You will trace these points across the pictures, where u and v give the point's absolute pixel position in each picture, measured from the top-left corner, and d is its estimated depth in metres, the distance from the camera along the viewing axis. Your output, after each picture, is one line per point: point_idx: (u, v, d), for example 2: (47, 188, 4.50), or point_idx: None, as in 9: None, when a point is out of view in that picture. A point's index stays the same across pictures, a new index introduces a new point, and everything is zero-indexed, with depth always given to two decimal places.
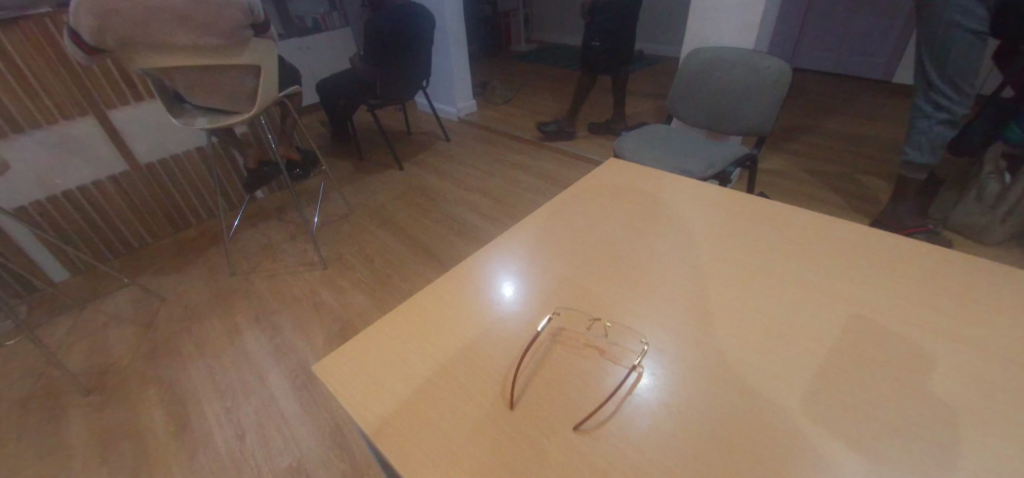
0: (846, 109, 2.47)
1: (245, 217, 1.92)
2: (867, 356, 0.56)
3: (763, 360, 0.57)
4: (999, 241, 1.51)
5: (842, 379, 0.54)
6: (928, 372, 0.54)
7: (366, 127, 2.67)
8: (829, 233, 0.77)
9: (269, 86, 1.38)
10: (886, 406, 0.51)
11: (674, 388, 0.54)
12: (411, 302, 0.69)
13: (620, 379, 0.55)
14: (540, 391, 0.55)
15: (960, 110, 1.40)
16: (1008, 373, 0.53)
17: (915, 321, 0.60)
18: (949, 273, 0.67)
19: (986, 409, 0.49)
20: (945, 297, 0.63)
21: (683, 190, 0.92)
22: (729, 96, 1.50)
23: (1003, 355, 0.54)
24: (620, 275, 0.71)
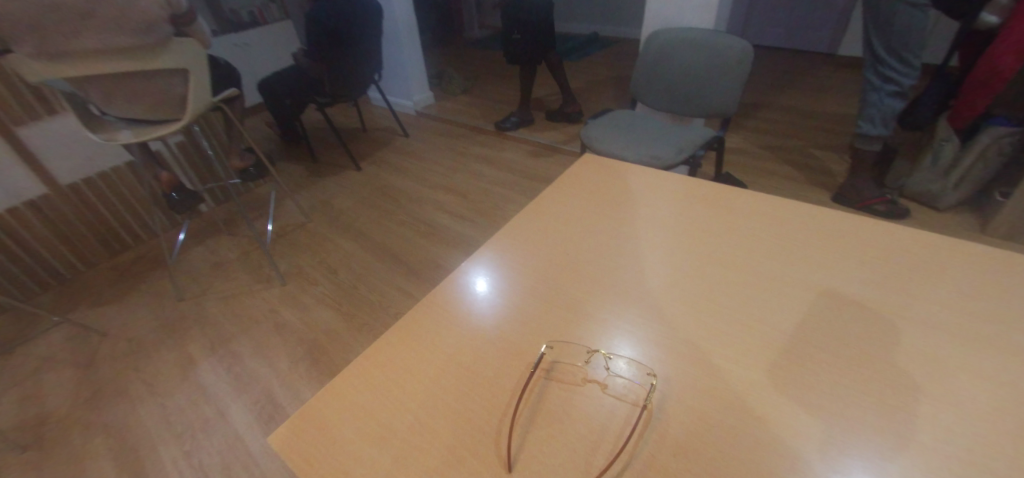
0: (798, 84, 2.52)
1: (190, 234, 1.77)
2: (880, 362, 0.53)
3: (776, 379, 0.52)
4: (951, 205, 1.57)
5: (861, 393, 0.50)
6: (938, 371, 0.51)
7: (317, 127, 2.51)
8: (820, 222, 0.74)
9: (201, 91, 1.24)
10: (911, 419, 0.47)
11: (686, 423, 0.49)
12: (384, 344, 0.61)
13: (629, 421, 0.50)
14: (541, 443, 0.49)
15: (908, 81, 1.42)
16: (1008, 363, 0.51)
17: (905, 310, 0.58)
18: (932, 254, 0.66)
19: (995, 409, 0.47)
20: (932, 280, 0.61)
21: (664, 184, 0.87)
22: (692, 78, 1.47)
23: (1001, 345, 0.53)
24: (611, 289, 0.65)
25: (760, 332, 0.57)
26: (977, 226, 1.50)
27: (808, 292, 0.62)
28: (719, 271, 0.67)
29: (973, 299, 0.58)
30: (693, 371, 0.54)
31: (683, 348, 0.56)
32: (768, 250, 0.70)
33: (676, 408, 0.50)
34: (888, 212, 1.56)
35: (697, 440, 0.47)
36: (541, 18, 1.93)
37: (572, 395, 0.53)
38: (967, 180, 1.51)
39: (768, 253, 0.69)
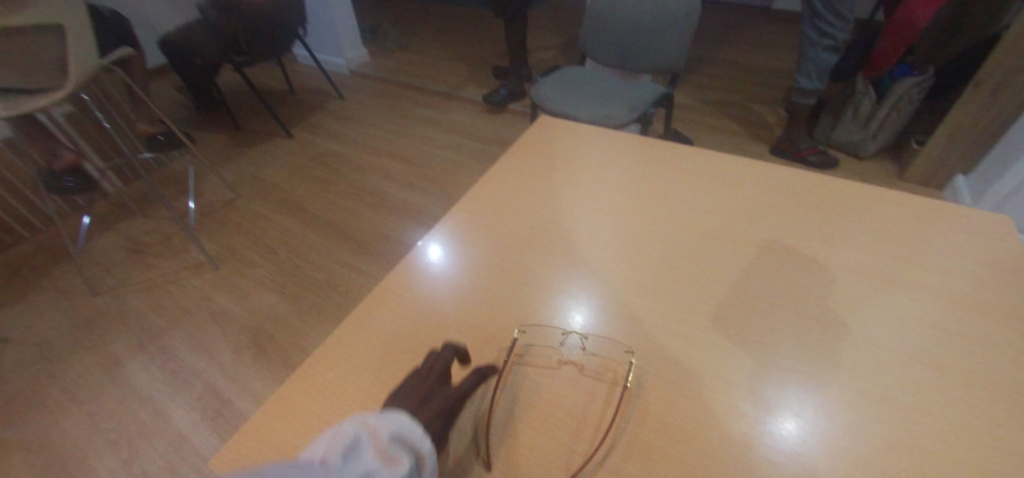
0: (735, 37, 2.57)
1: (96, 218, 1.56)
2: (824, 321, 0.58)
3: (736, 344, 0.56)
4: (872, 154, 1.69)
5: (809, 350, 0.55)
6: (875, 326, 0.57)
7: (237, 90, 2.25)
8: (765, 184, 0.78)
9: (85, 52, 1.04)
10: (854, 372, 0.53)
11: (661, 394, 0.52)
12: (340, 340, 0.57)
13: (610, 399, 0.52)
14: (526, 431, 0.50)
15: (842, 36, 1.47)
16: (930, 314, 0.58)
17: (841, 271, 0.64)
18: (861, 214, 0.72)
19: (922, 358, 0.54)
20: (863, 241, 0.67)
21: (615, 154, 0.88)
22: (640, 33, 1.44)
23: (924, 298, 0.60)
24: (574, 266, 0.66)
25: (709, 299, 0.61)
26: (894, 173, 1.63)
27: (753, 257, 0.66)
28: (669, 239, 0.70)
29: (897, 258, 0.65)
30: (650, 342, 0.57)
31: (640, 319, 0.59)
32: (714, 216, 0.73)
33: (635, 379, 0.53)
34: (820, 163, 1.65)
35: (656, 407, 0.51)
36: None
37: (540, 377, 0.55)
38: (886, 131, 1.61)
39: (715, 220, 0.72)
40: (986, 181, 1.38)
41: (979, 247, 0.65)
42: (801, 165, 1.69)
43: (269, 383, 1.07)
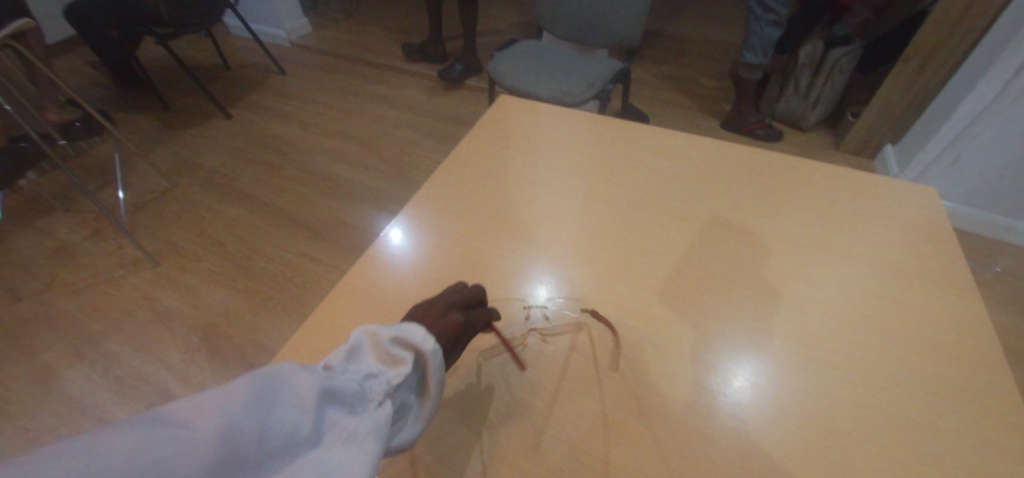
0: (684, 10, 2.60)
1: (6, 214, 1.39)
2: (767, 289, 0.63)
3: (689, 315, 0.60)
4: (812, 125, 1.78)
5: (751, 317, 0.60)
6: (811, 293, 0.62)
7: (163, 64, 2.05)
8: (712, 163, 0.82)
9: None
10: (793, 334, 0.58)
11: (622, 366, 0.56)
12: (311, 340, 0.58)
13: (577, 375, 0.55)
14: (497, 413, 0.52)
15: (784, 10, 1.50)
16: (863, 280, 0.63)
17: (781, 244, 0.69)
18: (803, 189, 0.77)
19: (856, 318, 0.59)
20: (803, 216, 0.72)
21: (569, 138, 0.90)
22: (596, 6, 1.42)
23: (858, 265, 0.65)
24: (533, 247, 0.69)
25: (656, 271, 0.65)
26: (831, 144, 1.74)
27: (696, 231, 0.71)
28: (620, 217, 0.74)
29: (835, 232, 0.70)
30: (601, 317, 0.61)
31: (593, 295, 0.63)
32: (664, 192, 0.77)
33: (586, 352, 0.57)
34: (764, 136, 1.72)
35: (605, 378, 0.55)
36: None
37: (500, 363, 0.56)
38: (824, 102, 1.70)
39: (663, 196, 0.76)
40: (910, 149, 1.49)
41: (912, 221, 0.71)
42: (748, 138, 1.76)
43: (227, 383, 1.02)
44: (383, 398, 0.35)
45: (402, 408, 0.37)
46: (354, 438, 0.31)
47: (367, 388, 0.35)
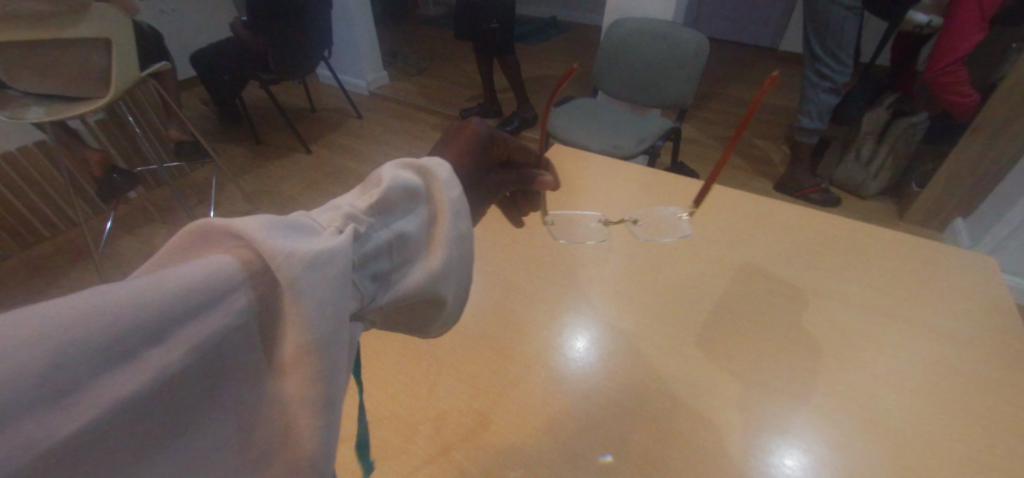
0: (742, 76, 2.66)
1: (116, 223, 1.59)
2: (795, 342, 0.66)
3: (713, 359, 0.64)
4: (874, 194, 1.72)
5: (776, 367, 0.63)
6: (842, 353, 0.64)
7: (261, 105, 2.33)
8: (754, 220, 0.86)
9: (128, 65, 1.03)
10: (818, 390, 0.60)
11: (644, 400, 0.61)
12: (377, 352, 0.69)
13: (602, 402, 0.61)
14: (527, 431, 0.59)
15: (841, 79, 1.53)
16: (903, 347, 0.64)
17: (828, 305, 0.70)
18: (847, 253, 0.78)
19: (890, 383, 0.60)
20: (843, 278, 0.74)
21: (616, 187, 0.96)
22: (651, 70, 1.51)
23: (897, 332, 0.66)
24: (571, 286, 0.77)
25: (698, 320, 0.70)
26: (896, 213, 1.67)
27: (734, 283, 0.75)
28: (663, 265, 0.79)
29: (884, 300, 0.70)
30: (643, 357, 0.65)
31: (628, 333, 0.69)
32: (701, 244, 0.83)
33: (623, 389, 0.62)
34: (822, 202, 1.69)
35: (641, 415, 0.59)
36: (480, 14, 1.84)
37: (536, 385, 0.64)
38: (886, 172, 1.66)
39: (702, 249, 0.81)
40: (984, 226, 1.42)
41: (964, 298, 0.70)
42: (804, 202, 1.73)
43: None
44: (365, 231, 0.31)
45: (388, 252, 0.32)
46: (325, 251, 0.26)
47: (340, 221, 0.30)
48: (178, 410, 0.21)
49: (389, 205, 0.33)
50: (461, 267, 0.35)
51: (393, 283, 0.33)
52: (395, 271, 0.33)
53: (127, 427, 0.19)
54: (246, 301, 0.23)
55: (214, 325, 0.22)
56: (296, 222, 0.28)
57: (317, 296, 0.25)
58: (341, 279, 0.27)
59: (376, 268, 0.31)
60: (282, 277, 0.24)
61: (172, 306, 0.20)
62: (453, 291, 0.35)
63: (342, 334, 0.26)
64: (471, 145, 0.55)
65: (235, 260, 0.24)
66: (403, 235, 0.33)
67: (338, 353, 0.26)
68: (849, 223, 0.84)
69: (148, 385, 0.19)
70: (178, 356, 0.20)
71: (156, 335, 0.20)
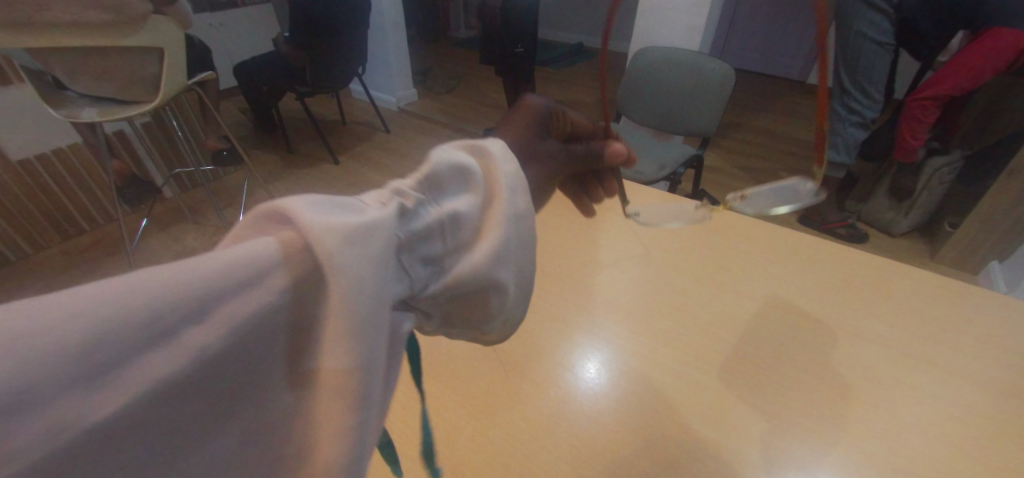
0: (769, 108, 2.65)
1: (152, 221, 1.66)
2: (812, 377, 0.65)
3: (729, 388, 0.64)
4: (904, 231, 1.68)
5: (791, 400, 0.62)
6: (861, 393, 0.62)
7: (295, 116, 2.43)
8: (774, 251, 0.85)
9: (177, 73, 1.09)
10: (836, 429, 0.59)
11: (654, 424, 0.60)
12: None
13: (612, 421, 0.61)
14: (535, 447, 0.59)
15: (869, 114, 1.52)
16: (929, 391, 0.62)
17: (849, 343, 0.69)
18: (871, 289, 0.77)
19: (913, 427, 0.58)
20: (865, 314, 0.73)
21: (635, 209, 0.97)
22: (676, 97, 1.52)
23: (923, 375, 0.64)
24: (587, 303, 0.77)
25: (715, 350, 0.69)
26: (927, 253, 1.62)
27: (755, 313, 0.74)
28: (679, 292, 0.78)
29: (907, 341, 0.68)
30: (654, 385, 0.65)
31: (642, 356, 0.69)
32: (720, 270, 0.82)
33: (634, 416, 0.62)
34: (850, 238, 1.64)
35: (651, 445, 0.58)
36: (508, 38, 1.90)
37: (549, 400, 0.64)
38: (917, 210, 1.62)
39: (720, 276, 0.81)
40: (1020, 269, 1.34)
41: (989, 343, 0.68)
42: (829, 236, 1.69)
43: None
44: (411, 207, 0.30)
45: (438, 228, 0.31)
46: (363, 223, 0.25)
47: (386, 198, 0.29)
48: (212, 396, 0.20)
49: (437, 183, 0.32)
50: (517, 246, 0.33)
51: (445, 266, 0.31)
52: (448, 254, 0.31)
53: (177, 402, 0.19)
54: (284, 282, 0.22)
55: (256, 304, 0.21)
56: (344, 200, 0.27)
57: (356, 268, 0.23)
58: (381, 255, 0.25)
59: (428, 249, 0.30)
60: (320, 253, 0.23)
61: (219, 283, 0.20)
62: (512, 274, 0.33)
63: (382, 318, 0.24)
64: (528, 133, 0.47)
65: (277, 240, 0.23)
66: (456, 214, 0.31)
67: (379, 337, 0.24)
68: (873, 259, 0.82)
69: (187, 364, 0.19)
70: (216, 337, 0.20)
71: (196, 314, 0.19)
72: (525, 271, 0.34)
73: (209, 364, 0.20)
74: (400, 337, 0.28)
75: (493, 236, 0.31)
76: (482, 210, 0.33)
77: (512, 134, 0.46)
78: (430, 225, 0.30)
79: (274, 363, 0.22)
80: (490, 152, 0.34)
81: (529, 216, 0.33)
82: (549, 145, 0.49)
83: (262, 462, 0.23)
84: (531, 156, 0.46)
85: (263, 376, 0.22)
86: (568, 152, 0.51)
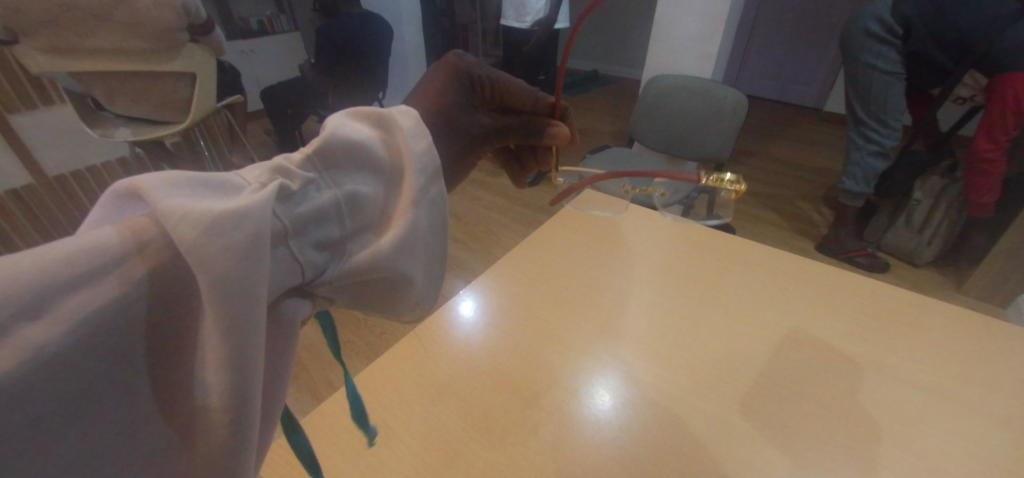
0: (784, 136, 2.64)
1: None
2: (825, 411, 0.63)
3: (740, 419, 0.62)
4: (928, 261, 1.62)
5: (803, 432, 0.61)
6: (879, 431, 0.60)
7: None
8: (787, 278, 0.84)
9: (208, 96, 1.13)
10: (853, 466, 0.57)
11: (656, 453, 0.59)
12: (396, 372, 0.71)
13: (614, 447, 0.60)
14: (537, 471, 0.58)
15: (889, 142, 1.49)
16: (951, 428, 0.60)
17: (875, 378, 0.66)
18: (887, 321, 0.75)
19: (934, 467, 0.56)
20: (880, 345, 0.71)
21: (646, 231, 0.98)
22: (688, 123, 1.53)
23: (944, 413, 0.62)
24: (590, 323, 0.78)
25: (733, 380, 0.67)
26: (952, 284, 1.56)
27: (770, 344, 0.72)
28: (697, 321, 0.77)
29: (933, 378, 0.66)
30: (672, 412, 0.64)
31: (649, 381, 0.68)
32: (730, 296, 0.82)
33: (646, 445, 0.60)
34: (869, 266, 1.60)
35: (658, 471, 0.58)
36: (523, 66, 1.95)
37: (553, 424, 0.63)
38: (940, 239, 1.57)
39: (729, 301, 0.80)
40: None
41: (1013, 380, 0.65)
42: (850, 265, 1.64)
43: (298, 411, 1.18)
44: (297, 187, 0.27)
45: (334, 212, 0.29)
46: (225, 211, 0.23)
47: (266, 178, 0.27)
48: (62, 400, 0.20)
49: (331, 159, 0.30)
50: (424, 233, 0.34)
51: (345, 251, 0.30)
52: (348, 237, 0.30)
53: (26, 404, 0.19)
54: (138, 272, 0.21)
55: (104, 299, 0.20)
56: (206, 179, 0.25)
57: (223, 257, 0.22)
58: (258, 241, 0.24)
59: (323, 233, 0.28)
60: (178, 242, 0.22)
61: (56, 276, 0.19)
62: (416, 263, 0.33)
63: (253, 312, 0.23)
64: (441, 97, 0.40)
65: (121, 227, 0.22)
66: (353, 196, 0.30)
67: (254, 329, 0.24)
68: (888, 289, 0.81)
69: (30, 360, 0.18)
70: (60, 336, 0.19)
71: (31, 310, 0.18)
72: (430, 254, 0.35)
73: (54, 366, 0.19)
74: (294, 321, 0.28)
75: (399, 222, 0.32)
76: (385, 191, 0.32)
77: (423, 95, 0.40)
78: (322, 207, 0.28)
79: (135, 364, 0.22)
80: (396, 123, 0.33)
81: (436, 200, 0.34)
82: (478, 116, 0.43)
83: (128, 465, 0.22)
84: (446, 123, 0.40)
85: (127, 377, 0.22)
86: (501, 122, 0.45)
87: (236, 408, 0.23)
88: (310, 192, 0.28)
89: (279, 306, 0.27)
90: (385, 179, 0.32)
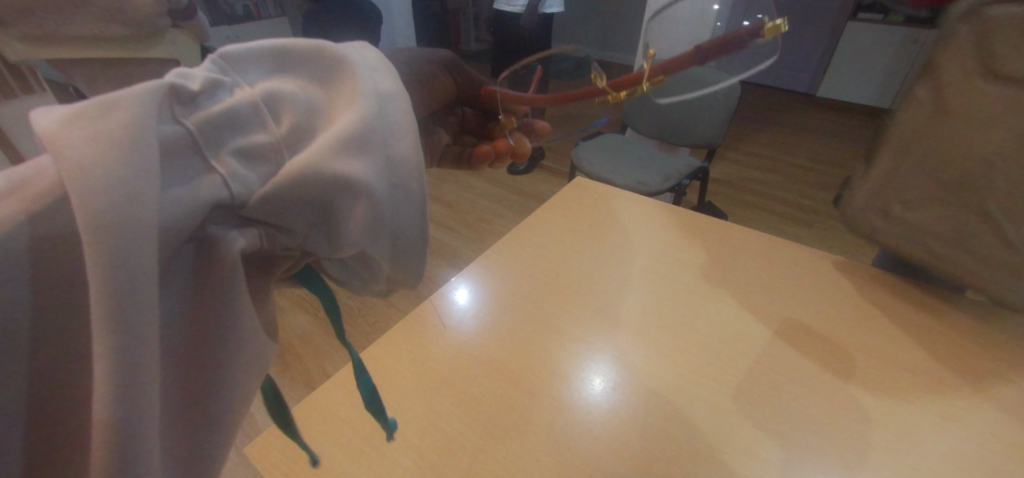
0: (776, 122, 2.66)
1: None
2: (811, 388, 0.65)
3: (724, 399, 0.64)
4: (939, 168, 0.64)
5: (783, 408, 0.63)
6: (863, 407, 0.62)
7: None
8: (778, 258, 0.87)
9: None
10: (833, 440, 0.59)
11: (631, 427, 0.62)
12: (392, 353, 0.73)
13: (593, 416, 0.63)
14: (522, 451, 0.60)
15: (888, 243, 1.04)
16: (931, 405, 0.62)
17: (858, 358, 0.68)
18: (872, 302, 0.77)
19: (917, 444, 0.58)
20: (865, 324, 0.73)
21: (639, 210, 1.00)
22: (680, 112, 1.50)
23: (926, 391, 0.64)
24: (585, 305, 0.79)
25: (727, 365, 0.68)
26: None
27: (761, 325, 0.74)
28: (687, 301, 0.79)
29: (917, 358, 0.68)
30: (662, 396, 0.65)
31: (642, 365, 0.69)
32: (721, 277, 0.83)
33: (636, 431, 0.61)
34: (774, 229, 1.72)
35: (647, 457, 0.58)
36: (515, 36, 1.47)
37: (551, 408, 0.64)
38: None
39: (720, 282, 0.82)
40: None
41: (991, 358, 0.68)
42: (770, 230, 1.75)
43: (294, 398, 1.19)
44: (199, 85, 0.24)
45: (252, 108, 0.25)
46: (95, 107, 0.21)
47: None
48: None
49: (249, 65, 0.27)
50: (387, 129, 0.27)
51: (278, 160, 0.25)
52: (281, 143, 0.26)
53: None
54: (15, 210, 0.20)
55: None
56: None
57: (102, 193, 0.20)
58: (137, 155, 0.21)
59: (243, 141, 0.25)
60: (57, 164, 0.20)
61: None
62: (372, 167, 0.26)
63: (141, 251, 0.20)
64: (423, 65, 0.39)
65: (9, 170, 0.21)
66: (275, 93, 0.26)
67: (145, 277, 0.20)
68: (875, 272, 0.83)
69: None
70: None
71: None
72: (403, 161, 0.28)
73: None
74: (228, 254, 0.24)
75: (345, 114, 0.26)
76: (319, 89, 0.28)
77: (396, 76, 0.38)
78: (234, 106, 0.25)
79: (18, 355, 0.21)
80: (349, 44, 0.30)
81: (400, 97, 0.28)
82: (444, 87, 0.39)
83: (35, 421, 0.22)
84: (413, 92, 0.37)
85: (8, 368, 0.21)
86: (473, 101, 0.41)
87: (127, 428, 0.21)
88: (216, 95, 0.25)
89: (210, 233, 0.24)
90: (323, 79, 0.28)
